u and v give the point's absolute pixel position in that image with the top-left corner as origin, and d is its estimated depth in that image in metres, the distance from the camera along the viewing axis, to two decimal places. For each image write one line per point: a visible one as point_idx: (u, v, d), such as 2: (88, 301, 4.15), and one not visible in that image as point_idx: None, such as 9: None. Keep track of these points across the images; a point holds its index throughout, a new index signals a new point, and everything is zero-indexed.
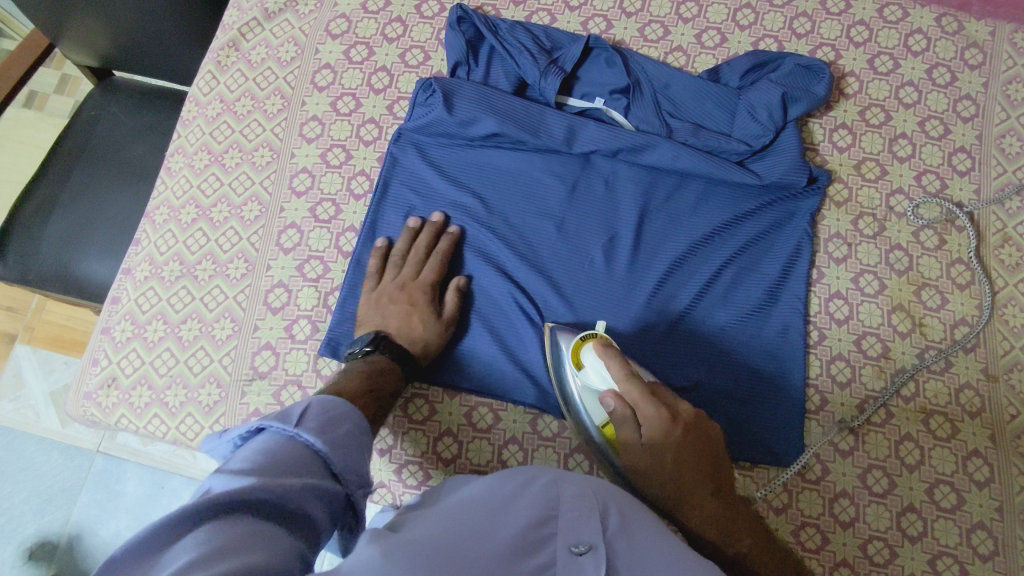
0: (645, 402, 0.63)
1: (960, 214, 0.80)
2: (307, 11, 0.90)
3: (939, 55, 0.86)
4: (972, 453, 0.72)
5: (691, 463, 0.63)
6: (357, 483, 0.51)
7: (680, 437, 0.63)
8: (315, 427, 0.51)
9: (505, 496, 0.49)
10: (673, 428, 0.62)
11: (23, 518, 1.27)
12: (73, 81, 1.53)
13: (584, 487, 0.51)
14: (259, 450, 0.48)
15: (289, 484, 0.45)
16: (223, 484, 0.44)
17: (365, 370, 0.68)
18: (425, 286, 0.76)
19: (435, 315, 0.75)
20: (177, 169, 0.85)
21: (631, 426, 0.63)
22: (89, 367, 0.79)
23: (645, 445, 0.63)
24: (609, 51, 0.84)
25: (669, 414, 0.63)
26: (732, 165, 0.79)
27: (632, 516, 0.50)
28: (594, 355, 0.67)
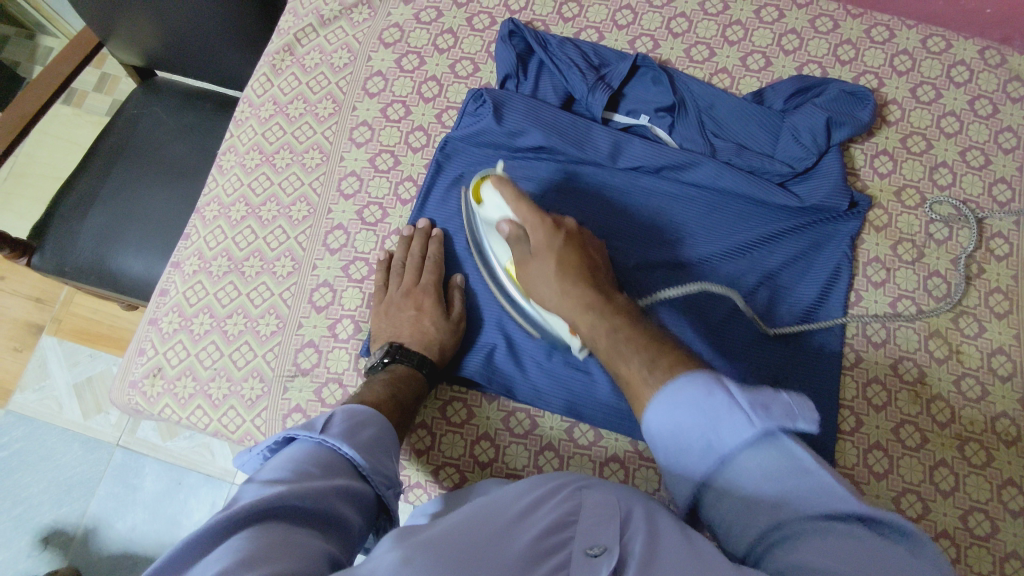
0: (531, 215, 0.69)
1: (970, 216, 0.81)
2: (361, 20, 0.93)
3: (981, 87, 0.87)
4: (1006, 482, 0.72)
5: (584, 264, 0.67)
6: (385, 484, 0.54)
7: (565, 241, 0.68)
8: (339, 433, 0.54)
9: (530, 510, 0.50)
10: (556, 235, 0.68)
11: (41, 507, 1.28)
12: (112, 80, 1.56)
13: (607, 498, 0.52)
14: (288, 456, 0.50)
15: (318, 488, 0.46)
16: (254, 490, 0.45)
17: (388, 380, 0.69)
18: (428, 288, 0.77)
19: (442, 312, 0.76)
20: (229, 167, 0.87)
21: (523, 244, 0.70)
22: (135, 356, 0.81)
23: (540, 262, 0.68)
24: (656, 70, 0.85)
25: (550, 224, 0.69)
26: (772, 186, 0.80)
27: (656, 517, 0.51)
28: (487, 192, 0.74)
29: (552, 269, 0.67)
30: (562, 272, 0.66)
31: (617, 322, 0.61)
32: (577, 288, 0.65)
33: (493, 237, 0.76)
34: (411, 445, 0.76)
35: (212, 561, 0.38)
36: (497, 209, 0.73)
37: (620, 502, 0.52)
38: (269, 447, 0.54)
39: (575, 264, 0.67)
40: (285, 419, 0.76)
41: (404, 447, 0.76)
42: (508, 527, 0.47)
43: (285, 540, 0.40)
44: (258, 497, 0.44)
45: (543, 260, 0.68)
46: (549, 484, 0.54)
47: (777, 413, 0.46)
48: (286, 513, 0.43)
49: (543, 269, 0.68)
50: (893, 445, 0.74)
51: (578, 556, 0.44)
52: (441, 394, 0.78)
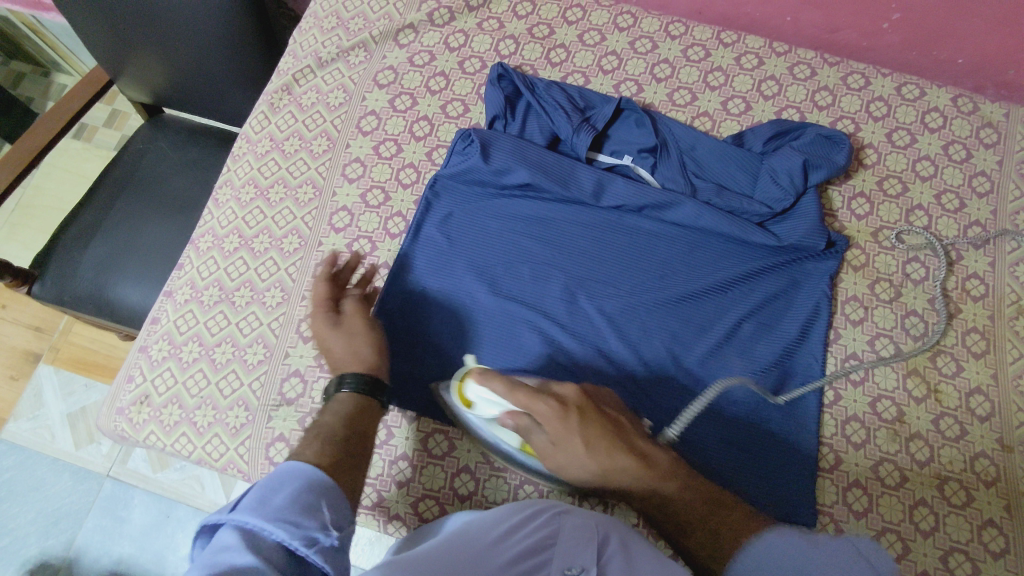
0: (534, 403, 0.64)
1: (934, 244, 0.84)
2: (358, 62, 0.96)
3: (954, 133, 0.90)
4: (986, 523, 0.72)
5: (609, 428, 0.64)
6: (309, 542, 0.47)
7: (580, 417, 0.63)
8: (257, 508, 0.47)
9: (512, 530, 0.52)
10: (570, 417, 0.63)
11: (28, 538, 1.27)
12: (122, 116, 1.62)
13: (587, 518, 0.55)
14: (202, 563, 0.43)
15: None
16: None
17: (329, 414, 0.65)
18: (323, 306, 0.73)
19: (334, 323, 0.72)
20: (225, 201, 0.90)
21: (537, 433, 0.65)
22: (124, 383, 0.82)
23: (563, 445, 0.63)
24: (639, 113, 0.89)
25: (558, 403, 0.63)
26: (751, 227, 0.82)
27: (635, 546, 0.53)
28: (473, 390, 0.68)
29: (582, 451, 0.62)
30: (593, 451, 0.62)
31: (667, 492, 0.62)
32: (615, 462, 0.62)
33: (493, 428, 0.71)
34: (391, 476, 0.76)
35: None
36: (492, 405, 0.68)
37: (599, 524, 0.55)
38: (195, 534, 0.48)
39: (605, 440, 0.63)
40: (267, 447, 0.77)
41: (385, 478, 0.76)
42: (486, 548, 0.49)
43: None
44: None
45: (569, 449, 0.63)
46: (532, 506, 0.58)
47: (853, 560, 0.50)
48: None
49: (574, 455, 0.63)
50: (872, 483, 0.74)
51: None
52: (422, 426, 0.78)
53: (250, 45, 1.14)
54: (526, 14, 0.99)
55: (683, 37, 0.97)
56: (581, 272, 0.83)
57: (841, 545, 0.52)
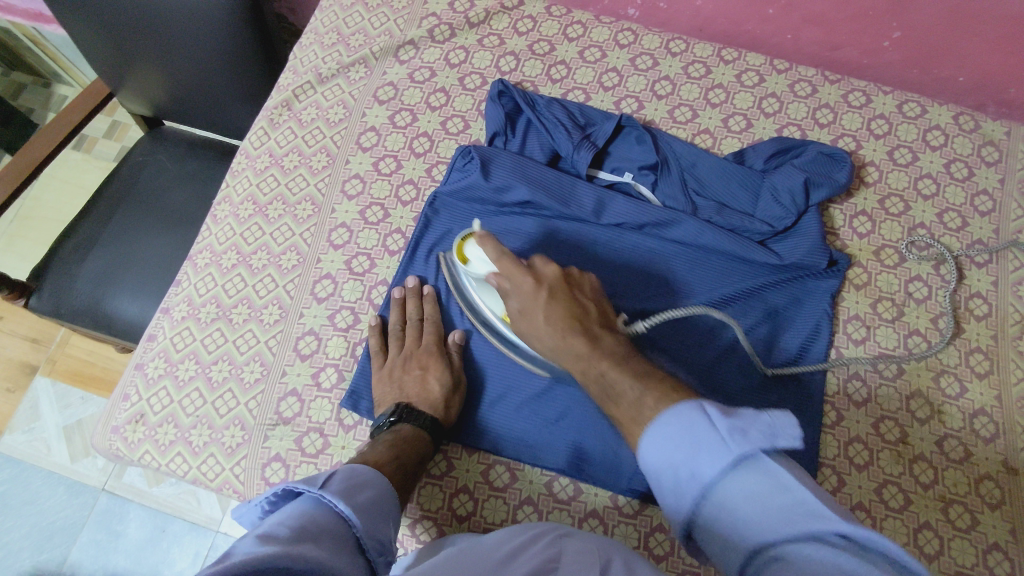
0: (516, 273, 0.68)
1: (948, 258, 0.83)
2: (358, 78, 0.96)
3: (956, 151, 0.89)
4: (992, 546, 0.71)
5: (574, 312, 0.65)
6: (378, 550, 0.51)
7: (550, 294, 0.66)
8: (337, 490, 0.54)
9: (510, 553, 0.51)
10: (539, 291, 0.66)
11: (21, 554, 1.26)
12: (122, 128, 1.62)
13: (589, 542, 0.54)
14: (282, 514, 0.49)
15: (308, 551, 0.44)
16: (247, 546, 0.43)
17: (389, 440, 0.69)
18: (431, 348, 0.78)
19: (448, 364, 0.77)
20: (223, 217, 0.89)
21: (511, 299, 0.69)
22: (119, 401, 0.81)
23: (530, 318, 0.66)
24: (639, 130, 0.88)
25: (534, 278, 0.67)
26: (753, 245, 0.81)
27: (639, 565, 0.52)
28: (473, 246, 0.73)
29: (540, 324, 0.65)
30: (550, 326, 0.64)
31: (604, 366, 0.59)
32: (567, 340, 0.63)
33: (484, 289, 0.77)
34: None
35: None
36: (485, 264, 0.72)
37: (601, 549, 0.53)
38: (268, 499, 0.54)
39: (564, 319, 0.64)
40: (264, 467, 0.76)
41: None
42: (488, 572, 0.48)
43: None
44: (246, 556, 0.40)
45: (533, 319, 0.66)
46: (533, 529, 0.56)
47: (758, 436, 0.44)
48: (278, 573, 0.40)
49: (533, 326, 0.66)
50: (875, 506, 0.74)
51: None
52: None
53: (251, 59, 1.14)
54: (527, 31, 0.99)
55: (684, 54, 0.97)
56: None
57: (750, 418, 0.45)
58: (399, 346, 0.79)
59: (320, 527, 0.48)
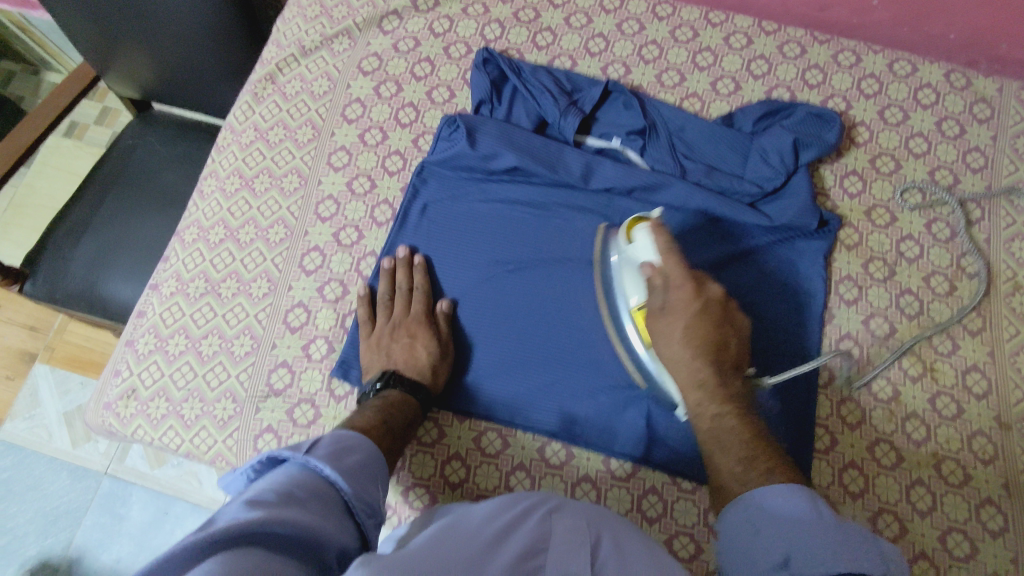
0: (677, 268, 0.66)
1: (950, 200, 0.83)
2: (342, 50, 0.95)
3: (947, 109, 0.88)
4: (985, 501, 0.71)
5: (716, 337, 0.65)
6: (367, 512, 0.52)
7: (704, 310, 0.65)
8: (324, 454, 0.53)
9: (500, 531, 0.49)
10: (698, 298, 0.65)
11: (26, 538, 1.27)
12: (113, 113, 1.61)
13: (578, 520, 0.52)
14: (269, 479, 0.48)
15: (294, 514, 0.44)
16: (233, 512, 0.42)
17: (378, 405, 0.69)
18: (419, 317, 0.78)
19: (436, 331, 0.77)
20: (210, 192, 0.89)
21: (655, 295, 0.67)
22: (111, 378, 0.81)
23: (671, 318, 0.66)
24: (627, 94, 0.87)
25: (694, 287, 0.65)
26: (742, 206, 0.81)
27: (628, 545, 0.51)
28: (640, 230, 0.70)
29: (680, 333, 0.65)
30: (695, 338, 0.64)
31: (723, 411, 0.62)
32: (697, 361, 0.64)
33: (627, 273, 0.71)
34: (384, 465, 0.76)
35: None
36: (643, 255, 0.69)
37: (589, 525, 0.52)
38: (253, 468, 0.53)
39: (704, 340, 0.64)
40: (256, 439, 0.76)
41: None
42: (479, 552, 0.46)
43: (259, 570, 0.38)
44: (229, 523, 0.40)
45: (675, 319, 0.66)
46: (521, 500, 0.54)
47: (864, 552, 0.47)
48: (261, 540, 0.40)
49: (671, 326, 0.66)
50: (868, 463, 0.74)
51: None
52: None
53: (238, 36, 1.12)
54: None
55: (671, 18, 0.95)
56: (574, 256, 0.82)
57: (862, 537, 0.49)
58: (388, 316, 0.80)
59: (307, 491, 0.48)
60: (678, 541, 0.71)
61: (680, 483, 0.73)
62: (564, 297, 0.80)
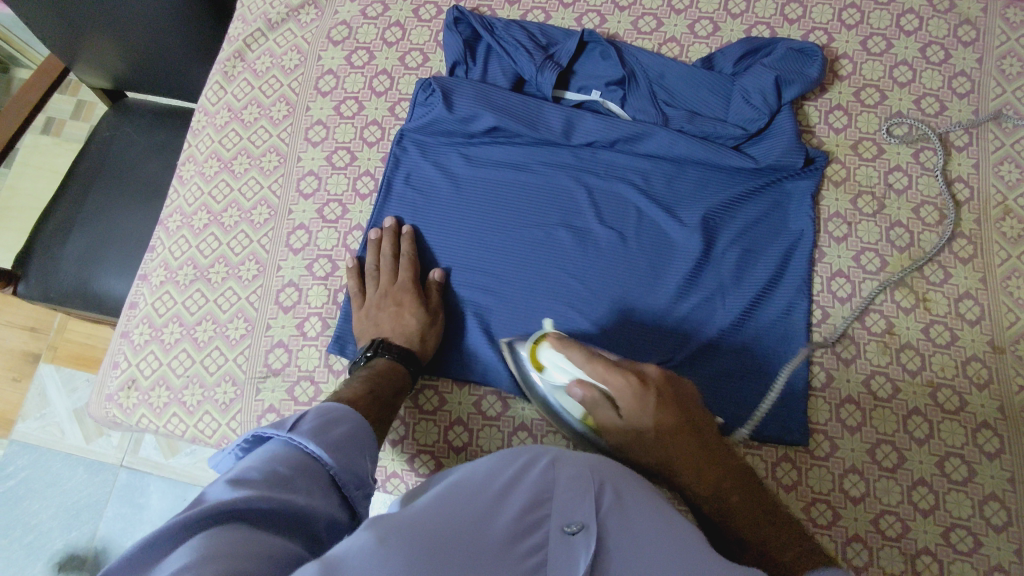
0: (611, 375, 0.64)
1: (932, 136, 0.82)
2: (309, 20, 0.93)
3: (931, 34, 0.86)
4: (981, 425, 0.72)
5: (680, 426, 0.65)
6: (355, 484, 0.52)
7: (657, 399, 0.64)
8: (310, 429, 0.52)
9: (506, 481, 0.49)
10: (646, 395, 0.64)
11: (52, 533, 1.29)
12: (89, 106, 1.58)
13: (581, 468, 0.52)
14: (253, 459, 0.49)
15: (277, 493, 0.45)
16: (217, 492, 0.43)
17: (368, 375, 0.70)
18: (406, 285, 0.77)
19: (423, 299, 0.77)
20: (189, 177, 0.88)
21: (607, 408, 0.65)
22: (110, 370, 0.82)
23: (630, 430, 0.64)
24: (603, 44, 0.85)
25: (637, 379, 0.64)
26: (727, 150, 0.80)
27: (628, 498, 0.52)
28: (547, 353, 0.68)
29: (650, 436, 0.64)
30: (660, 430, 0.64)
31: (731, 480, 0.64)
32: (684, 441, 0.64)
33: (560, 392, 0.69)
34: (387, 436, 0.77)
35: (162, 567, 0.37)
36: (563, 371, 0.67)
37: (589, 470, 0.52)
38: (240, 446, 0.54)
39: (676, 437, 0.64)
40: (259, 419, 0.77)
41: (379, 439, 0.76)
42: (487, 505, 0.46)
43: (240, 545, 0.38)
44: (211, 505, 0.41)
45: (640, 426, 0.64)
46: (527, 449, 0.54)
47: None
48: (244, 517, 0.42)
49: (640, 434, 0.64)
50: (864, 397, 0.74)
51: (556, 535, 0.45)
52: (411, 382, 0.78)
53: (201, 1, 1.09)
54: None
55: None
56: (560, 213, 0.81)
57: None
58: (376, 284, 0.79)
59: (291, 469, 0.48)
60: None
61: None
62: (555, 257, 0.79)
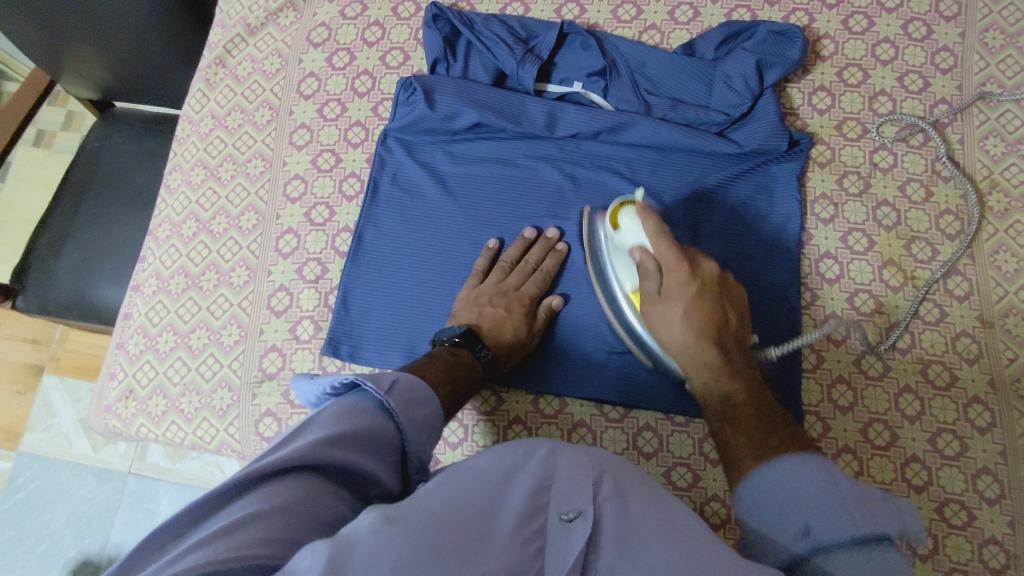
0: (671, 254, 0.66)
1: (921, 124, 0.81)
2: (288, 24, 0.93)
3: (913, 10, 0.86)
4: (972, 400, 0.72)
5: (716, 312, 0.65)
6: (417, 467, 0.54)
7: (700, 291, 0.65)
8: (401, 400, 0.54)
9: (503, 472, 0.49)
10: (692, 282, 0.65)
11: (64, 542, 1.30)
12: (78, 117, 1.58)
13: (580, 456, 0.51)
14: (346, 408, 0.51)
15: (353, 456, 0.48)
16: (309, 436, 0.47)
17: (449, 360, 0.68)
18: (525, 297, 0.76)
19: (530, 321, 0.75)
20: (177, 186, 0.88)
21: (652, 280, 0.68)
22: (107, 381, 0.83)
23: (666, 302, 0.67)
24: (583, 35, 0.85)
25: (689, 268, 0.65)
26: (710, 136, 0.80)
27: (628, 484, 0.50)
28: (626, 215, 0.70)
29: (677, 317, 0.65)
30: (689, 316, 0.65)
31: (731, 389, 0.63)
32: (699, 343, 0.64)
33: (618, 257, 0.72)
34: None
35: (238, 504, 0.42)
36: (632, 236, 0.69)
37: (592, 459, 0.52)
38: (332, 386, 0.56)
39: (704, 320, 0.64)
40: (256, 423, 0.78)
41: None
42: (487, 494, 0.46)
43: (301, 505, 0.43)
44: (293, 453, 0.45)
45: (672, 304, 0.66)
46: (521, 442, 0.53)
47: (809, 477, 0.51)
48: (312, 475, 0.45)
49: (667, 313, 0.66)
50: (855, 377, 0.75)
51: (554, 524, 0.45)
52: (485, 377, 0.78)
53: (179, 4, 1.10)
54: None
55: None
56: (547, 207, 0.82)
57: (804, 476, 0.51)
58: (501, 277, 0.78)
59: (376, 438, 0.51)
60: (676, 472, 0.73)
61: (673, 417, 0.75)
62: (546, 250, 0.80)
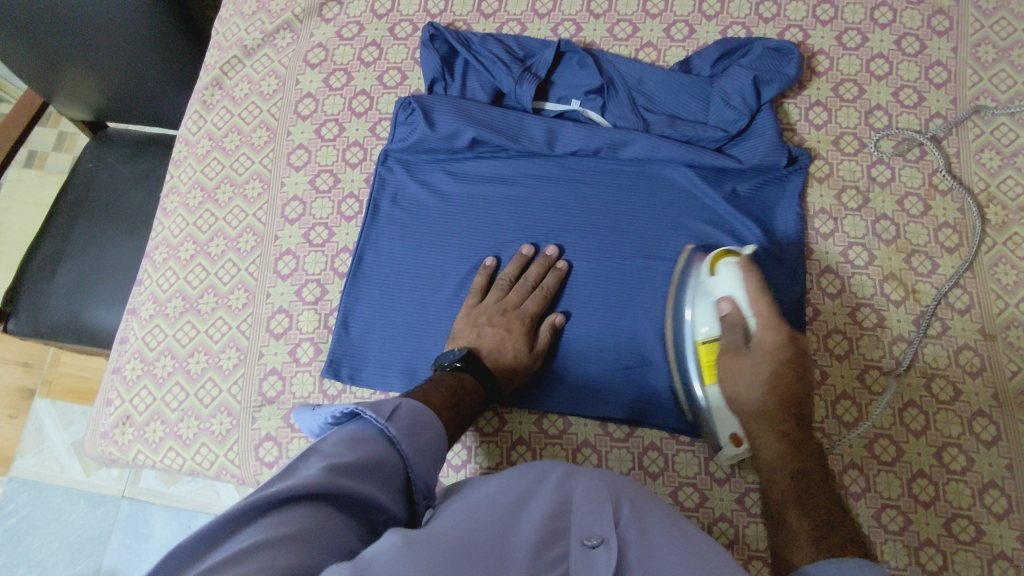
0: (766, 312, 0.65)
1: (920, 137, 0.82)
2: (285, 44, 0.93)
3: (905, 25, 0.87)
4: (976, 413, 0.72)
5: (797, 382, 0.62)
6: (423, 493, 0.53)
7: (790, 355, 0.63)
8: (403, 427, 0.54)
9: (519, 496, 0.48)
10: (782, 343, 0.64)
11: (56, 568, 1.28)
12: (70, 137, 1.57)
13: (595, 480, 0.51)
14: (349, 437, 0.51)
15: (361, 485, 0.47)
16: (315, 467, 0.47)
17: (452, 384, 0.67)
18: (525, 316, 0.75)
19: (530, 341, 0.75)
20: (173, 209, 0.88)
21: (737, 334, 0.65)
22: (103, 407, 0.81)
23: (742, 359, 0.64)
24: (580, 54, 0.85)
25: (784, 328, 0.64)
26: (711, 152, 0.80)
27: (643, 509, 0.50)
28: (726, 265, 0.69)
29: (761, 374, 0.63)
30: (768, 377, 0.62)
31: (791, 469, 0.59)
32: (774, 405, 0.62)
33: (700, 304, 0.71)
34: None
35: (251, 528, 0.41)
36: (725, 286, 0.68)
37: (608, 485, 0.51)
38: (336, 416, 0.56)
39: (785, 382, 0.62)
40: (256, 448, 0.76)
41: None
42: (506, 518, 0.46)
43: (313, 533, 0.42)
44: (303, 481, 0.45)
45: (755, 365, 0.63)
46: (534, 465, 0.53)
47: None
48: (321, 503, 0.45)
49: (753, 367, 0.63)
50: (860, 392, 0.74)
51: (576, 548, 0.45)
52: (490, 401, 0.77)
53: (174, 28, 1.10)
54: None
55: None
56: (547, 224, 0.81)
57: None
58: (500, 295, 0.77)
59: (385, 467, 0.50)
60: (683, 492, 0.72)
61: (678, 436, 0.74)
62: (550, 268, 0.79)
